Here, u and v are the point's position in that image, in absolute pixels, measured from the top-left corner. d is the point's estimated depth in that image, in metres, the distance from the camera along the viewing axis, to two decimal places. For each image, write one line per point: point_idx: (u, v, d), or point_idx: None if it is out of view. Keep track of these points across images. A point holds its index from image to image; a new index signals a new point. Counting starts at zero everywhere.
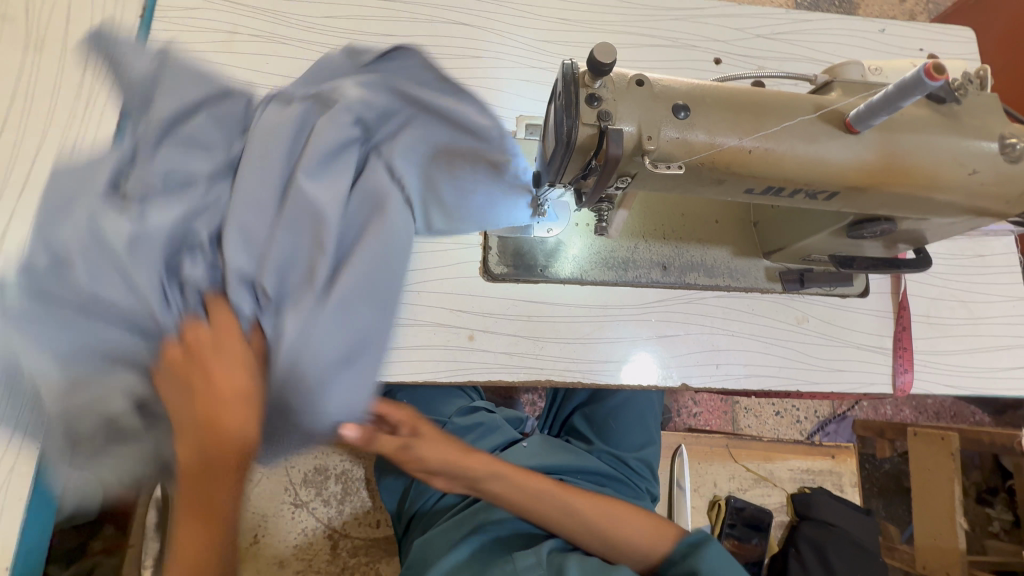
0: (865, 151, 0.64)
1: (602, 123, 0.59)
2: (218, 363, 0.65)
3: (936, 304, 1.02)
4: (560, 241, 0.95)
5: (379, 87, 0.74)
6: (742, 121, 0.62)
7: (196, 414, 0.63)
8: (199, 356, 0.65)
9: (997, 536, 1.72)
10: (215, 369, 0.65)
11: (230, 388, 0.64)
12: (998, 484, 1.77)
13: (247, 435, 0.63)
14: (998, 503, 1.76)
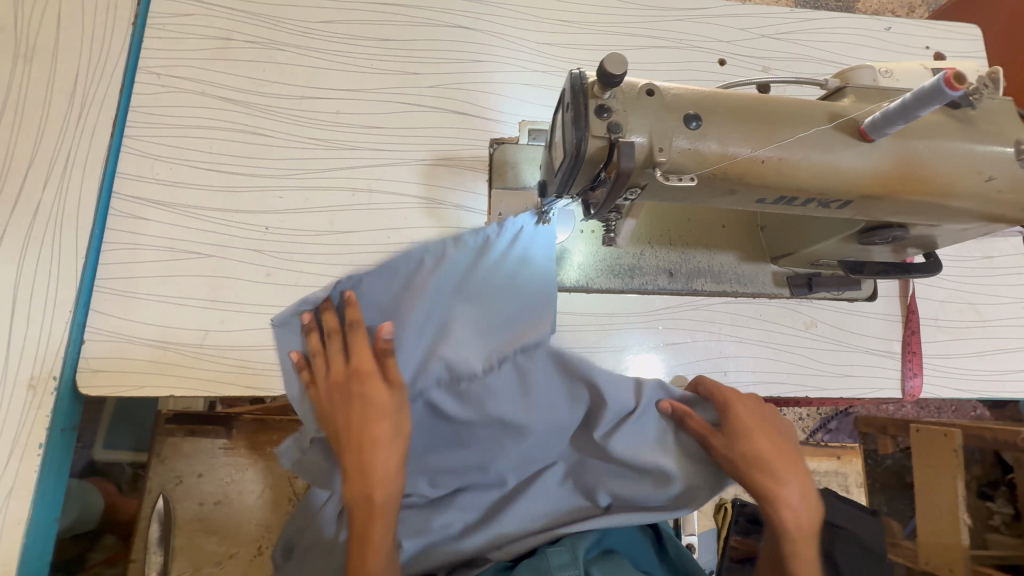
0: (879, 159, 0.63)
1: (612, 134, 0.57)
2: (375, 426, 0.71)
3: (944, 306, 1.01)
4: (566, 249, 0.94)
5: (398, 267, 0.82)
6: (755, 130, 0.60)
7: (376, 531, 0.69)
8: (364, 397, 0.72)
9: (998, 530, 1.73)
10: (374, 414, 0.71)
11: (392, 430, 0.71)
12: (998, 477, 1.78)
13: (386, 467, 0.70)
14: (1000, 497, 1.77)
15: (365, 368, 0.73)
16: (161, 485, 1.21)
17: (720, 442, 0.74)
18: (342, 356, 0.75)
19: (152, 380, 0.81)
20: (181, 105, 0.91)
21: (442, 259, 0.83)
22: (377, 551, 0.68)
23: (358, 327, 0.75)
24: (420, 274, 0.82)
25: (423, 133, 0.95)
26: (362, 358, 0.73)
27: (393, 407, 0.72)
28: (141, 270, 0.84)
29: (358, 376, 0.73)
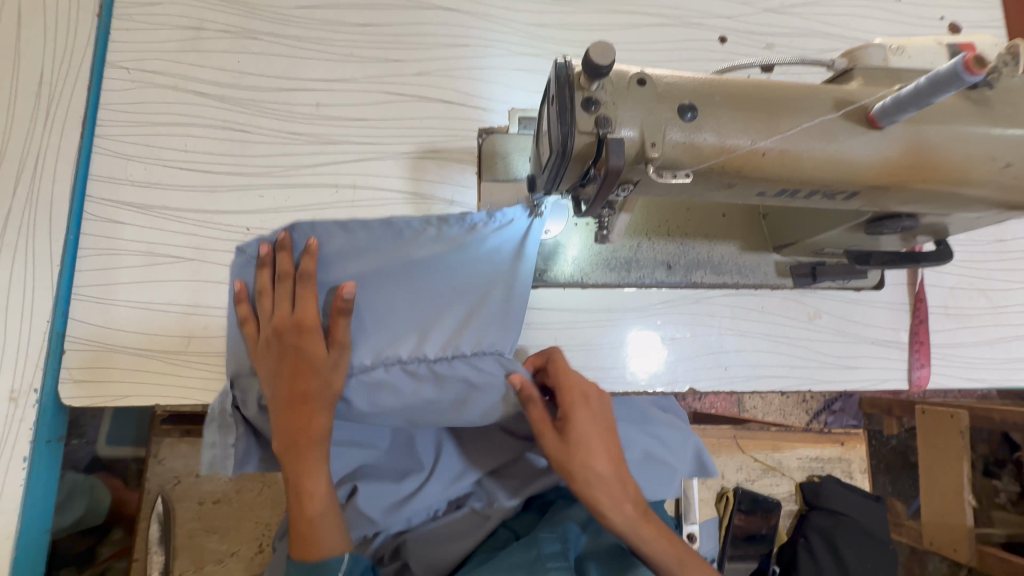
0: (889, 147, 0.59)
1: (600, 130, 0.53)
2: (311, 381, 0.69)
3: (954, 294, 0.98)
4: (559, 243, 0.90)
5: (372, 244, 0.75)
6: (755, 120, 0.56)
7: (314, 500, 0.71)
8: (305, 354, 0.68)
9: (1004, 508, 1.69)
10: (310, 372, 0.68)
11: (326, 390, 0.69)
12: (1005, 455, 1.72)
13: (323, 423, 0.70)
14: (1006, 474, 1.71)
15: (312, 323, 0.69)
16: (159, 486, 1.21)
17: (553, 444, 0.72)
18: (286, 306, 0.69)
19: (137, 390, 0.80)
20: (153, 102, 0.87)
21: (418, 238, 0.77)
22: (309, 497, 0.71)
23: (306, 280, 0.69)
24: (394, 253, 0.76)
25: (408, 124, 0.91)
26: (309, 312, 0.69)
27: (337, 368, 0.70)
28: (121, 276, 0.82)
29: (299, 327, 0.69)
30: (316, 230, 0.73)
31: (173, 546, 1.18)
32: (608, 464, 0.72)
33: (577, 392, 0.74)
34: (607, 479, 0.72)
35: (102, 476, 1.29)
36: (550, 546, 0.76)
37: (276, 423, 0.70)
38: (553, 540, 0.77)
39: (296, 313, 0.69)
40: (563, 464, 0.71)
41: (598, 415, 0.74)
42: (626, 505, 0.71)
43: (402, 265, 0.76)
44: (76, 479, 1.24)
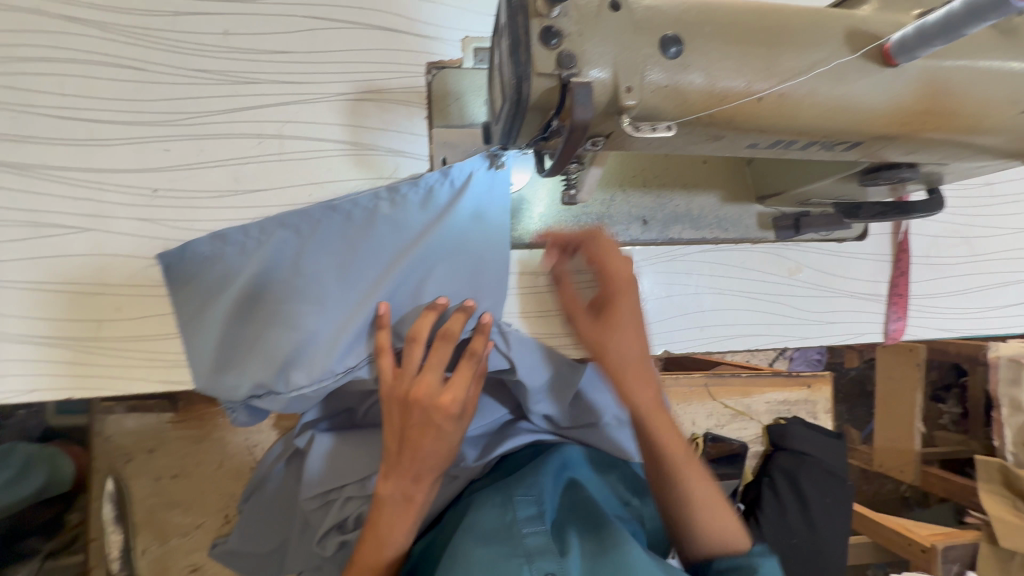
0: (905, 88, 0.50)
1: (563, 71, 0.42)
2: (427, 454, 0.63)
3: (938, 242, 0.93)
4: (524, 198, 0.80)
5: (322, 234, 0.71)
6: (752, 56, 0.46)
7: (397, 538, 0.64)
8: (439, 429, 0.63)
9: (946, 428, 1.78)
10: (433, 445, 0.63)
11: (443, 459, 0.64)
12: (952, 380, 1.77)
13: (422, 482, 0.64)
14: (951, 397, 1.78)
15: (452, 404, 0.63)
16: (109, 465, 1.12)
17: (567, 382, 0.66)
18: (438, 370, 0.64)
19: (48, 383, 0.71)
20: (9, 30, 0.69)
21: (371, 220, 0.72)
22: (393, 546, 0.64)
23: (450, 341, 0.65)
24: (346, 242, 0.71)
25: (341, 59, 0.76)
26: (453, 392, 0.63)
27: (454, 434, 0.64)
28: (4, 252, 0.69)
29: (420, 396, 0.63)
30: (258, 231, 0.72)
31: (132, 523, 1.13)
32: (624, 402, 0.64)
33: (605, 273, 0.68)
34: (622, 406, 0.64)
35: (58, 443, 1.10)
36: (525, 509, 0.70)
37: (381, 484, 0.65)
38: (530, 500, 0.72)
39: (442, 390, 0.63)
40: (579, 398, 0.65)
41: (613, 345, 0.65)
42: (652, 395, 0.64)
43: (348, 233, 0.72)
44: (29, 450, 1.06)
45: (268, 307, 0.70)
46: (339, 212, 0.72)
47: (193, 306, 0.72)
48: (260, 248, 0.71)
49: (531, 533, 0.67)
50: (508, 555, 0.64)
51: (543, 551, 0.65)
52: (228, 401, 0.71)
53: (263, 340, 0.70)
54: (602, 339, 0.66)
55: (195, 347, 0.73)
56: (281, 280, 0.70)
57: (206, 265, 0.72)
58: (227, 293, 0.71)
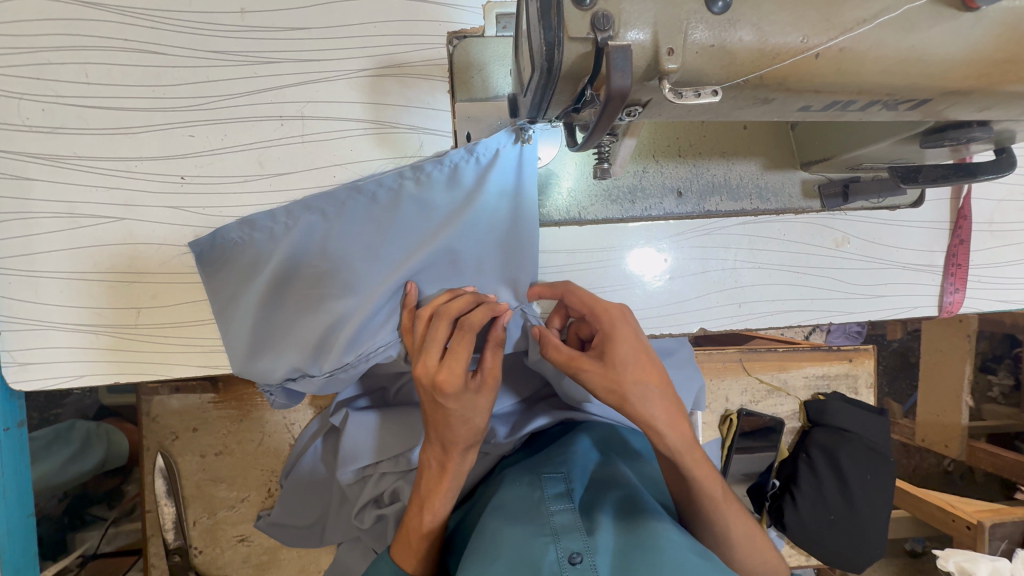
0: (984, 37, 0.44)
1: (598, 34, 0.39)
2: (443, 429, 0.64)
3: (1002, 207, 0.86)
4: (552, 171, 0.77)
5: (347, 217, 0.70)
6: (809, 7, 0.42)
7: (436, 509, 0.68)
8: (445, 406, 0.61)
9: (995, 401, 1.67)
10: (446, 418, 0.63)
11: (462, 433, 0.64)
12: (1003, 351, 1.67)
13: (450, 453, 0.66)
14: (1001, 369, 1.67)
15: (448, 383, 0.60)
16: (158, 442, 1.17)
17: (596, 371, 0.61)
18: (433, 347, 0.61)
19: (95, 370, 0.74)
20: (32, 21, 0.68)
21: (396, 202, 0.70)
22: (433, 513, 0.68)
23: (443, 318, 0.63)
24: (373, 225, 0.70)
25: (360, 33, 0.73)
26: (447, 369, 0.60)
27: (467, 411, 0.63)
28: (45, 244, 0.71)
29: (421, 375, 0.62)
30: (285, 216, 0.72)
31: (183, 497, 1.18)
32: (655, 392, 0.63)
33: (610, 308, 0.64)
34: (663, 399, 0.61)
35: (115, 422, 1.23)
36: (553, 487, 0.69)
37: (421, 453, 0.70)
38: (559, 479, 0.70)
39: (438, 366, 0.61)
40: (617, 390, 0.60)
41: (637, 329, 0.63)
42: (681, 428, 0.62)
43: (373, 214, 0.70)
44: (89, 426, 1.18)
45: (300, 292, 0.71)
46: (363, 193, 0.70)
47: (227, 292, 0.73)
48: (289, 233, 0.71)
49: (559, 511, 0.65)
50: (533, 533, 0.62)
51: (571, 529, 0.63)
52: (264, 383, 0.73)
53: (299, 324, 0.71)
54: (631, 397, 0.60)
55: (230, 333, 0.74)
56: (311, 264, 0.70)
57: (235, 251, 0.72)
58: (258, 279, 0.71)
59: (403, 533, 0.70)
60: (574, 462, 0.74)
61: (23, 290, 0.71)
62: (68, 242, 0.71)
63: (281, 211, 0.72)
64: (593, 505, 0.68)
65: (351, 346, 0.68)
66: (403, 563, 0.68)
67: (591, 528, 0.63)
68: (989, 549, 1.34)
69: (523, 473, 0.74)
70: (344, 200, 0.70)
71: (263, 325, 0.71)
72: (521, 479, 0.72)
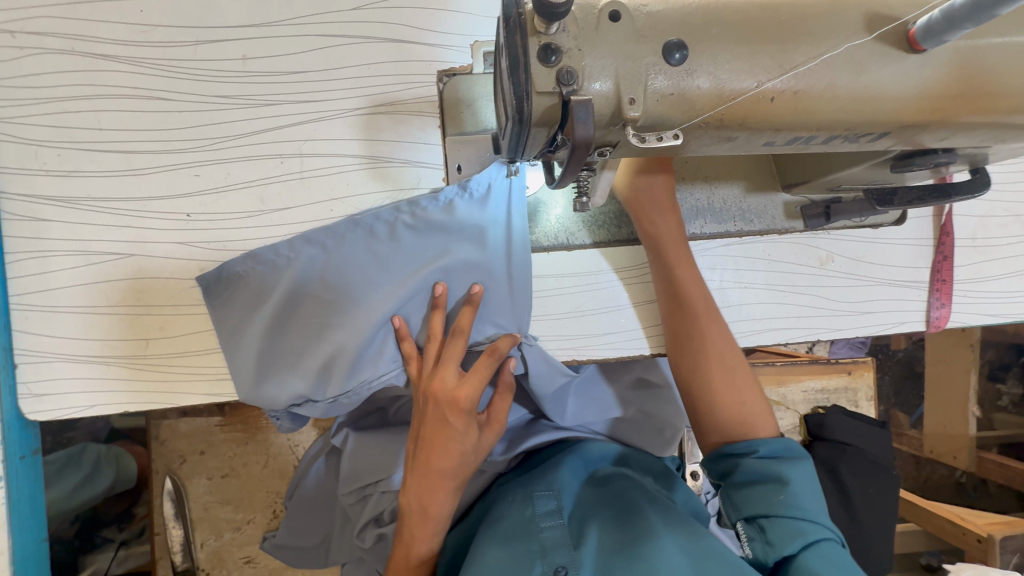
0: (932, 75, 0.47)
1: (564, 88, 0.42)
2: (443, 457, 0.67)
3: (986, 222, 0.87)
4: (540, 200, 0.81)
5: (347, 249, 0.74)
6: (762, 55, 0.45)
7: (424, 548, 0.70)
8: (451, 428, 0.66)
9: (1004, 411, 1.65)
10: (445, 449, 0.67)
11: (457, 464, 0.68)
12: (1011, 359, 1.65)
13: (443, 492, 0.68)
14: (1009, 377, 1.65)
15: (467, 398, 0.66)
16: (166, 466, 1.19)
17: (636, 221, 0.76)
18: (451, 368, 0.68)
19: (105, 399, 0.77)
20: (49, 73, 0.73)
21: (393, 234, 0.73)
22: (419, 554, 0.70)
23: (462, 336, 0.70)
24: (372, 256, 0.73)
25: (354, 74, 0.77)
26: (468, 385, 0.67)
27: (467, 439, 0.68)
28: (60, 281, 0.75)
29: (435, 393, 0.67)
30: (287, 249, 0.75)
31: (190, 520, 1.20)
32: (670, 334, 0.75)
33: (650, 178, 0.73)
34: (682, 263, 0.74)
35: (124, 444, 1.26)
36: (544, 504, 0.71)
37: (403, 494, 0.70)
38: (550, 496, 0.72)
39: (457, 384, 0.67)
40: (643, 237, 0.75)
41: (671, 212, 0.74)
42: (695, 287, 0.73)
43: (372, 246, 0.74)
44: (99, 449, 1.21)
45: (303, 321, 0.74)
46: (361, 228, 0.74)
47: (232, 322, 0.76)
48: (292, 264, 0.74)
49: (548, 527, 0.67)
50: (522, 547, 0.64)
51: (558, 545, 0.64)
52: (269, 408, 0.76)
53: (301, 351, 0.74)
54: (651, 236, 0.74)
55: (235, 362, 0.77)
56: (311, 295, 0.73)
57: (239, 283, 0.76)
58: (262, 309, 0.75)
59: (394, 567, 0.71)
60: (566, 479, 0.76)
61: (38, 324, 0.75)
62: (81, 278, 0.75)
63: (283, 247, 0.75)
64: (585, 519, 0.70)
65: (349, 370, 0.72)
66: None
67: (578, 542, 0.65)
68: (999, 563, 1.32)
69: (517, 491, 0.76)
70: (344, 234, 0.74)
71: (268, 353, 0.75)
72: (515, 496, 0.74)
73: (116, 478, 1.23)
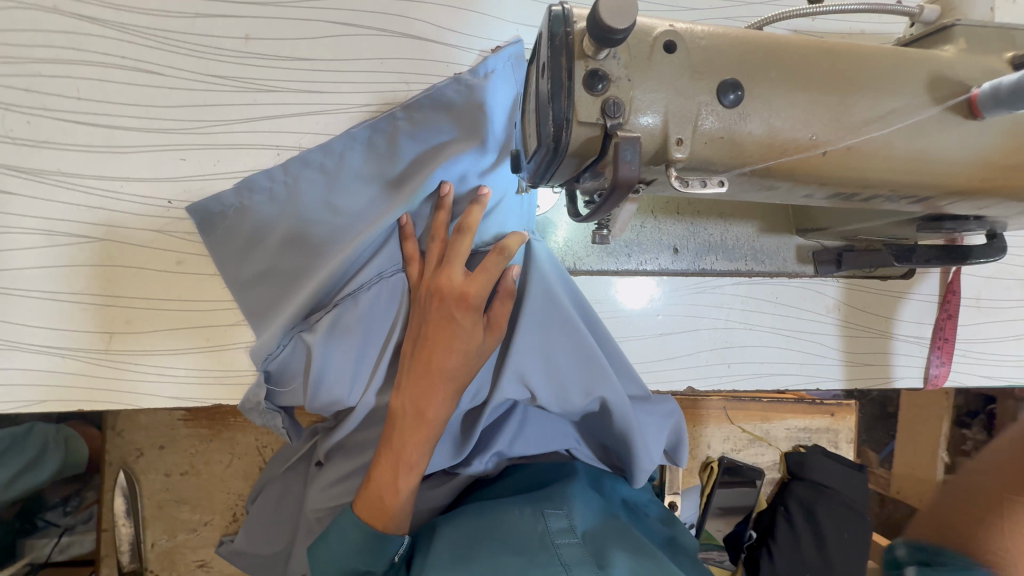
0: (986, 144, 0.45)
1: (608, 120, 0.38)
2: (445, 354, 0.58)
3: (990, 284, 0.87)
4: (548, 220, 0.76)
5: (345, 165, 0.68)
6: (820, 106, 0.42)
7: (416, 461, 0.60)
8: (456, 323, 0.58)
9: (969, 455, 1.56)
10: (447, 343, 0.58)
11: (460, 364, 0.59)
12: (978, 406, 1.55)
13: (440, 396, 0.59)
14: (976, 423, 1.53)
15: (476, 296, 0.58)
16: (121, 458, 1.12)
17: None
18: (457, 265, 0.60)
19: (58, 394, 0.70)
20: (26, 31, 0.66)
21: (393, 140, 0.68)
22: (407, 468, 0.60)
23: (468, 234, 0.60)
24: (374, 169, 0.68)
25: (366, 69, 0.72)
26: (478, 283, 0.58)
27: (473, 337, 0.59)
28: (15, 261, 0.68)
29: (438, 288, 0.59)
30: (283, 174, 0.69)
31: (142, 518, 1.12)
32: None
33: None
34: None
35: (76, 427, 1.12)
36: (556, 521, 0.61)
37: (394, 399, 0.61)
38: (561, 514, 0.63)
39: (466, 280, 0.59)
40: None
41: None
42: None
43: (371, 159, 0.68)
44: (46, 434, 1.07)
45: (306, 250, 0.67)
46: (359, 140, 0.69)
47: (231, 264, 0.70)
48: (289, 192, 0.68)
49: (565, 545, 0.58)
50: (541, 565, 0.54)
51: (582, 563, 0.55)
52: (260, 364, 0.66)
53: (305, 280, 0.67)
54: None
55: (247, 310, 0.71)
56: (311, 216, 0.67)
57: (234, 219, 0.69)
58: (262, 240, 0.69)
59: (371, 487, 0.61)
60: (572, 495, 0.67)
61: None
62: (43, 260, 0.68)
63: (281, 174, 0.69)
64: (604, 539, 0.60)
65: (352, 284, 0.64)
66: (370, 519, 0.60)
67: (602, 561, 0.55)
68: None
69: (513, 504, 0.67)
70: (342, 149, 0.69)
71: (276, 290, 0.69)
72: (513, 510, 0.65)
73: (62, 466, 1.10)
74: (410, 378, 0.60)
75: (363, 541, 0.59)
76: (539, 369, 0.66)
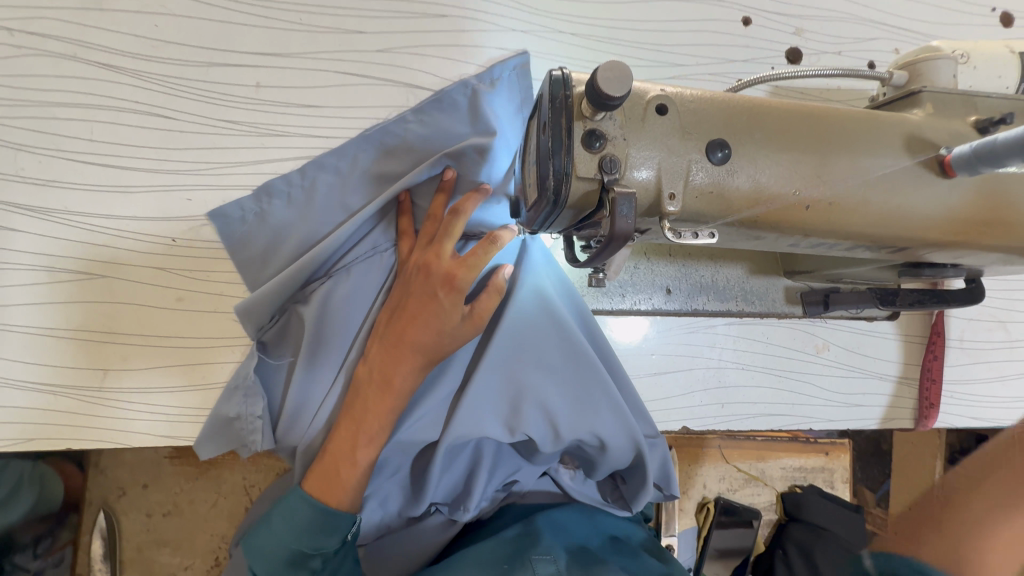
0: (958, 201, 0.48)
1: (605, 175, 0.41)
2: (419, 328, 0.59)
3: (972, 325, 0.89)
4: None
5: (356, 164, 0.69)
6: (802, 163, 0.45)
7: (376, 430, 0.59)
8: (438, 300, 0.58)
9: None
10: (422, 319, 0.58)
11: (431, 340, 0.59)
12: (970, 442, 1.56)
13: (410, 367, 0.59)
14: None
15: (461, 277, 0.58)
16: (102, 497, 1.08)
17: None
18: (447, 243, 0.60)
19: (46, 432, 0.69)
20: (43, 76, 0.69)
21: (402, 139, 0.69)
22: (366, 437, 0.59)
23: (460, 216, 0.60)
24: (381, 166, 0.69)
25: (371, 115, 0.75)
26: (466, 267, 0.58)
27: (452, 318, 0.59)
28: (14, 296, 0.68)
29: (425, 264, 0.60)
30: (300, 179, 0.70)
31: (119, 561, 1.08)
32: None
33: None
34: None
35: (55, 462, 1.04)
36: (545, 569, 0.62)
37: (363, 362, 0.61)
38: (550, 561, 0.64)
39: (455, 260, 0.59)
40: None
41: None
42: None
43: (381, 157, 0.69)
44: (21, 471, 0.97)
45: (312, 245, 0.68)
46: (369, 140, 0.70)
47: (248, 270, 0.70)
48: (304, 194, 0.69)
49: None
50: None
51: None
52: (253, 333, 0.66)
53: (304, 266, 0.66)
54: None
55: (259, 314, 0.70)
56: (317, 210, 0.68)
57: (252, 225, 0.69)
58: (274, 242, 0.69)
59: (326, 459, 0.60)
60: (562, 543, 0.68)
61: None
62: (41, 295, 0.69)
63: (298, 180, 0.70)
64: None
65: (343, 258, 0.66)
66: (322, 493, 0.59)
67: None
68: None
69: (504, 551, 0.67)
70: (355, 151, 0.70)
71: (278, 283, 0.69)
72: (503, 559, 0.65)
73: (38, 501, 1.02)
74: (386, 347, 0.60)
75: (313, 518, 0.58)
76: (536, 394, 0.66)
